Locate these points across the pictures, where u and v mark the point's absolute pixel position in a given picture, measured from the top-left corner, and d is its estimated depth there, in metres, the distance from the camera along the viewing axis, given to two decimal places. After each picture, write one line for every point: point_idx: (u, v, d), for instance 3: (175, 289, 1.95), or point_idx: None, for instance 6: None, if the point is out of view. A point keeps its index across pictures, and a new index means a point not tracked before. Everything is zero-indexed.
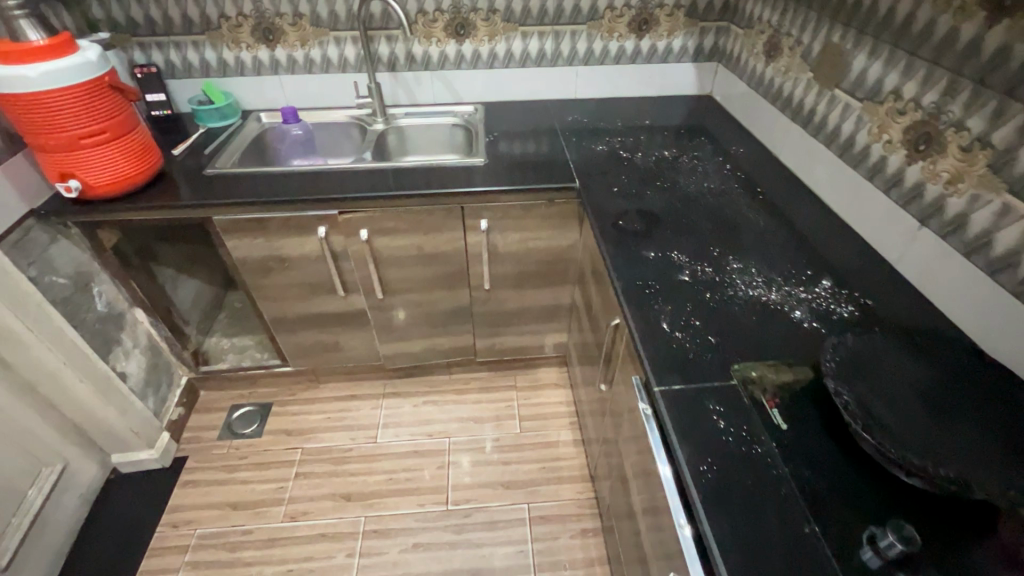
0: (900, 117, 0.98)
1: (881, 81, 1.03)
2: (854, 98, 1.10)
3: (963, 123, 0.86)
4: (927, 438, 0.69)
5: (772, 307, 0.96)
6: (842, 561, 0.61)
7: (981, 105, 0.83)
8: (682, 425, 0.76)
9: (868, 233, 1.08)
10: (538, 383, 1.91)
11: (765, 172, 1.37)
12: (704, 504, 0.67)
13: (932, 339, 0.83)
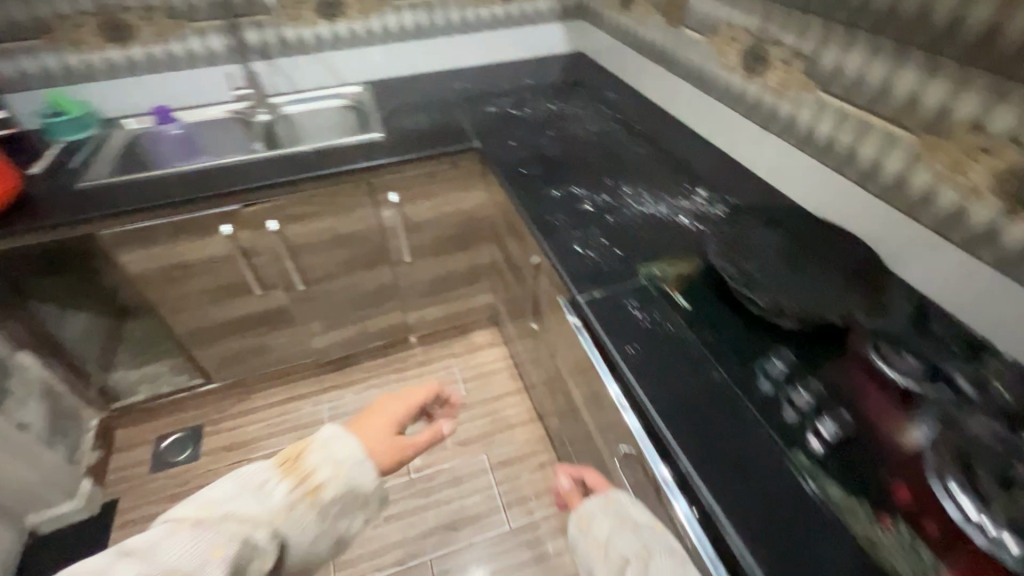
0: (734, 41, 1.16)
1: (715, 13, 1.21)
2: (697, 32, 1.27)
3: (779, 38, 1.05)
4: (791, 289, 0.86)
5: (663, 218, 1.11)
6: (745, 391, 0.76)
7: (790, 20, 1.02)
8: (606, 322, 0.89)
9: (726, 147, 1.27)
10: (475, 345, 1.99)
11: (638, 110, 1.54)
12: (635, 375, 0.80)
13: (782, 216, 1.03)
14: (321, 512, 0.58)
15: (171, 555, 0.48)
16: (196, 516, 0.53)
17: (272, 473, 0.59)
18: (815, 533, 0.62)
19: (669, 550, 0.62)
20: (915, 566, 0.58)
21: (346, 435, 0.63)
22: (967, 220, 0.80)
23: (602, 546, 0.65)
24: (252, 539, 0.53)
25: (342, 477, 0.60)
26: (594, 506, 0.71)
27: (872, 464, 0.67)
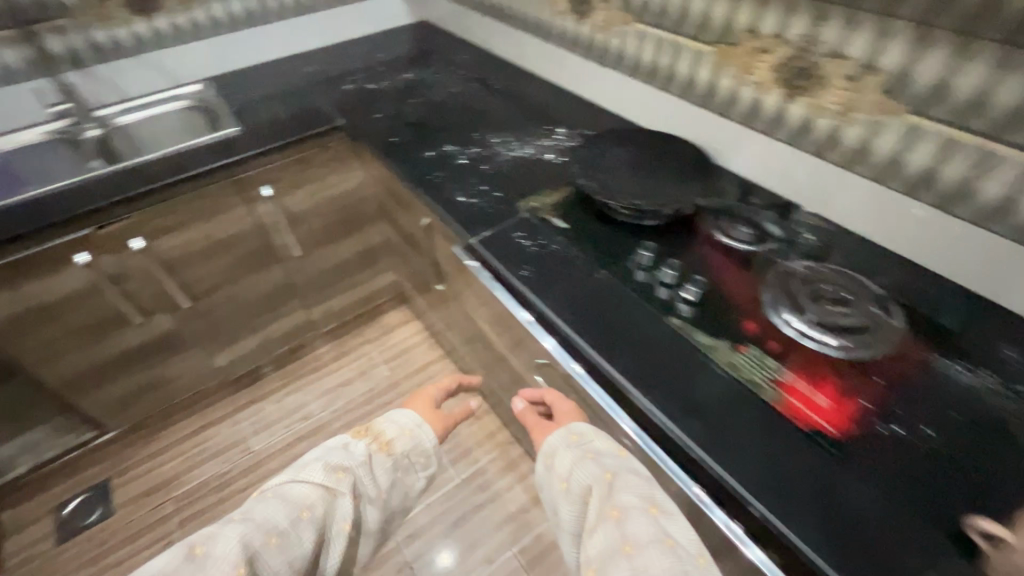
0: None
1: None
2: None
3: None
4: (645, 191, 1.01)
5: (532, 158, 1.21)
6: (625, 282, 0.90)
7: None
8: (499, 254, 0.98)
9: (574, 87, 1.39)
10: (387, 326, 2.00)
11: (492, 67, 1.61)
12: (534, 293, 0.90)
13: (630, 133, 1.16)
14: (392, 463, 0.83)
15: (282, 508, 0.70)
16: (292, 476, 0.74)
17: (349, 440, 0.82)
18: (694, 371, 0.77)
19: (632, 472, 0.70)
20: (767, 373, 0.75)
21: (402, 412, 0.89)
22: (762, 109, 0.99)
23: (567, 479, 0.72)
24: (340, 488, 0.75)
25: (406, 437, 0.85)
26: (556, 443, 0.76)
27: (726, 310, 0.84)
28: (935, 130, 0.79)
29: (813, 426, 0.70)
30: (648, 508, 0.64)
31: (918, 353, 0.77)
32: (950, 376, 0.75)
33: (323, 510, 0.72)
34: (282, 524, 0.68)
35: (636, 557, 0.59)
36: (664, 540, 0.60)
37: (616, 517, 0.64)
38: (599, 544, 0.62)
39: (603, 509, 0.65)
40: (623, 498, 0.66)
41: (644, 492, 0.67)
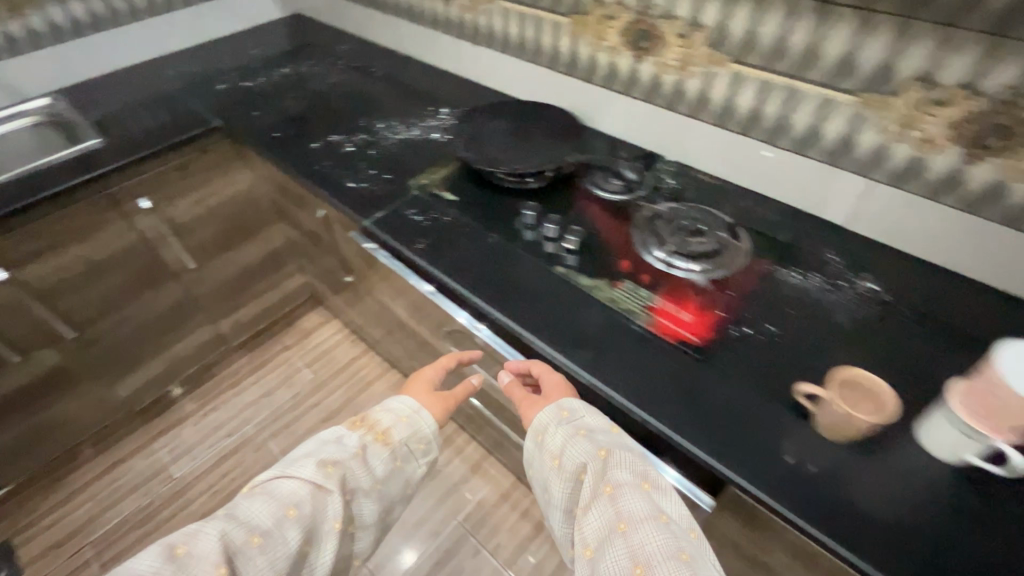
0: None
1: None
2: None
3: None
4: (524, 157, 1.08)
5: (418, 139, 1.25)
6: (514, 242, 0.97)
7: None
8: (394, 233, 1.01)
9: (454, 68, 1.44)
10: (305, 331, 1.96)
11: (371, 55, 1.61)
12: (430, 263, 0.95)
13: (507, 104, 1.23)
14: (390, 453, 0.78)
15: (267, 507, 0.67)
16: (283, 472, 0.71)
17: (343, 431, 0.79)
18: (579, 310, 0.86)
19: (625, 448, 0.69)
20: (640, 302, 0.86)
21: (400, 398, 0.85)
22: (618, 71, 1.12)
23: (559, 456, 0.70)
24: (328, 485, 0.71)
25: (403, 425, 0.81)
26: (547, 420, 0.74)
27: (604, 254, 0.94)
28: (751, 76, 0.93)
29: (680, 339, 0.81)
30: (642, 484, 0.64)
31: (762, 267, 0.90)
32: (789, 281, 0.88)
33: (311, 508, 0.69)
34: (265, 523, 0.66)
35: (631, 534, 0.59)
36: (659, 515, 0.61)
37: (611, 494, 0.64)
38: (595, 522, 0.62)
39: (597, 485, 0.65)
40: (618, 475, 0.65)
41: (637, 468, 0.66)
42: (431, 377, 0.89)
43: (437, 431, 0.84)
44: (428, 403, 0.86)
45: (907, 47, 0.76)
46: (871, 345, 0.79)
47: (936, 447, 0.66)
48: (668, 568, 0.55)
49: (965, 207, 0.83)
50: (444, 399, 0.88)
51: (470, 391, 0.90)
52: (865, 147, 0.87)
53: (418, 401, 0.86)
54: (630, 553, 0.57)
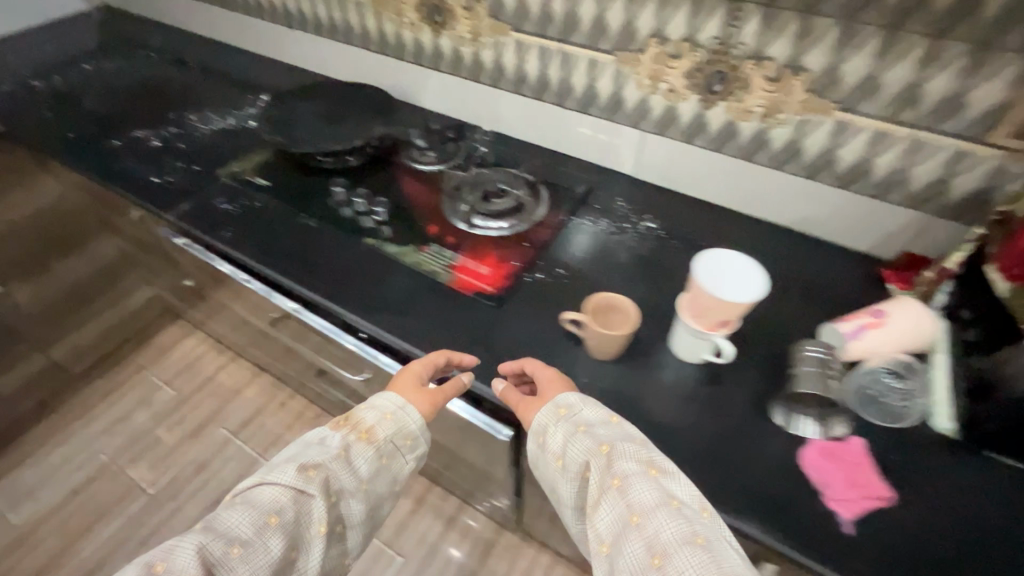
0: None
1: None
2: None
3: None
4: (335, 135, 1.08)
5: (233, 128, 1.21)
6: (328, 221, 0.99)
7: None
8: (201, 225, 0.98)
9: (278, 55, 1.41)
10: (162, 348, 1.82)
11: (190, 45, 1.53)
12: (239, 250, 0.94)
13: (324, 86, 1.23)
14: (376, 452, 0.65)
15: (247, 516, 0.55)
16: (261, 477, 0.59)
17: (326, 431, 0.66)
18: (386, 275, 0.89)
19: (627, 437, 0.61)
20: (444, 262, 0.91)
21: (385, 392, 0.71)
22: (423, 47, 1.15)
23: (560, 456, 0.63)
24: (310, 489, 0.59)
25: (389, 422, 0.67)
26: (541, 420, 0.66)
27: (413, 223, 0.98)
28: (531, 43, 1.00)
29: (477, 290, 0.87)
30: (650, 471, 0.57)
31: (557, 218, 0.99)
32: (579, 228, 0.98)
33: (295, 514, 0.57)
34: (245, 532, 0.54)
35: (646, 526, 0.53)
36: (669, 501, 0.54)
37: (619, 487, 0.56)
38: (605, 520, 0.56)
39: (602, 479, 0.58)
40: (625, 465, 0.57)
41: (643, 455, 0.58)
42: (420, 370, 0.72)
43: (425, 428, 0.70)
44: (412, 399, 0.70)
45: (639, 7, 0.86)
46: (640, 277, 0.90)
47: (682, 352, 0.77)
48: (689, 558, 0.49)
49: (713, 148, 0.95)
50: (433, 395, 0.71)
51: (462, 390, 0.74)
52: (631, 101, 0.97)
53: (405, 396, 0.70)
54: (648, 550, 0.51)
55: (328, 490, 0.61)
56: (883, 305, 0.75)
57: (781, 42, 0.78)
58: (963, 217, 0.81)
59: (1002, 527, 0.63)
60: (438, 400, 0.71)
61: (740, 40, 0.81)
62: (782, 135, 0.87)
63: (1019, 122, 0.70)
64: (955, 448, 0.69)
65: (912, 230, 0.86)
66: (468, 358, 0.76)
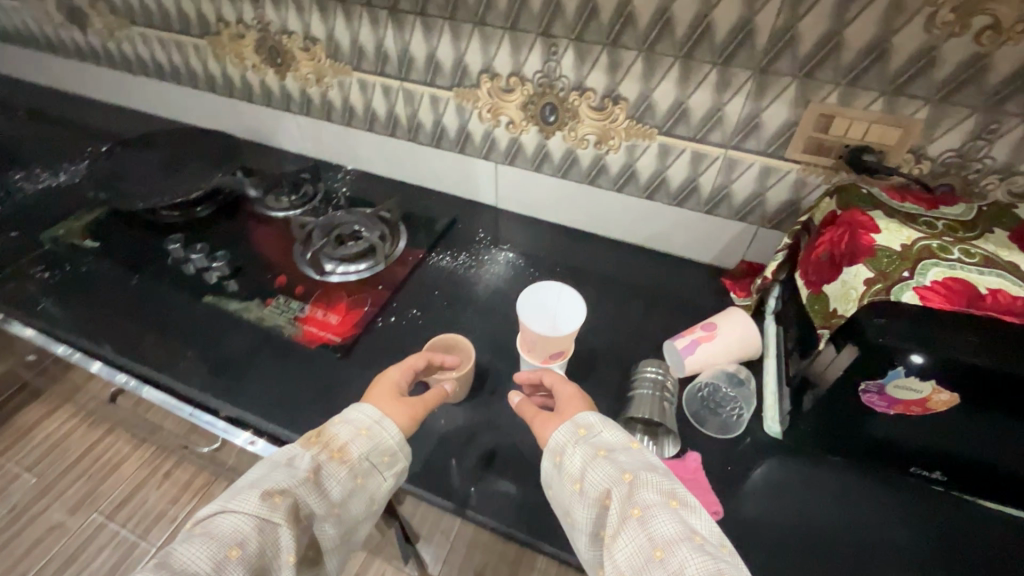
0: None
1: None
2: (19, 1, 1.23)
3: None
4: (173, 186, 1.02)
5: (64, 185, 1.11)
6: (163, 281, 0.92)
7: None
8: (11, 299, 0.88)
9: (124, 101, 1.32)
10: (23, 429, 1.61)
11: (25, 95, 1.40)
12: (53, 324, 0.85)
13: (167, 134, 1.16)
14: (350, 472, 0.57)
15: (204, 551, 0.47)
16: (223, 504, 0.51)
17: (295, 451, 0.57)
18: (224, 337, 0.84)
19: (651, 465, 0.54)
20: (290, 314, 0.86)
21: (360, 404, 0.62)
22: (271, 89, 1.11)
23: (577, 479, 0.55)
24: (275, 518, 0.51)
25: (364, 438, 0.59)
26: (556, 440, 0.58)
27: (261, 276, 0.93)
28: (373, 81, 0.99)
29: (323, 341, 0.83)
30: (671, 500, 0.51)
31: (415, 255, 0.97)
32: (438, 265, 0.97)
33: (258, 545, 0.50)
34: (203, 570, 0.47)
35: (671, 561, 0.46)
36: (693, 536, 0.48)
37: (640, 518, 0.49)
38: (624, 553, 0.49)
39: (622, 507, 0.51)
40: (648, 495, 0.50)
41: (666, 484, 0.52)
42: (398, 379, 0.65)
43: (405, 444, 0.62)
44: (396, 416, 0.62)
45: (464, 44, 0.86)
46: (496, 310, 0.90)
47: None
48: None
49: (559, 175, 0.97)
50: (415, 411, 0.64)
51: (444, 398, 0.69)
52: (477, 134, 0.98)
53: (383, 409, 0.62)
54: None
55: (297, 516, 0.53)
56: (713, 319, 0.78)
57: (597, 73, 0.81)
58: (781, 227, 0.87)
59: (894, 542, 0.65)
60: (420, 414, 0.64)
61: (560, 73, 0.83)
62: (616, 159, 0.90)
63: (807, 139, 0.75)
64: (783, 451, 0.73)
65: (744, 240, 0.91)
66: (450, 360, 0.72)
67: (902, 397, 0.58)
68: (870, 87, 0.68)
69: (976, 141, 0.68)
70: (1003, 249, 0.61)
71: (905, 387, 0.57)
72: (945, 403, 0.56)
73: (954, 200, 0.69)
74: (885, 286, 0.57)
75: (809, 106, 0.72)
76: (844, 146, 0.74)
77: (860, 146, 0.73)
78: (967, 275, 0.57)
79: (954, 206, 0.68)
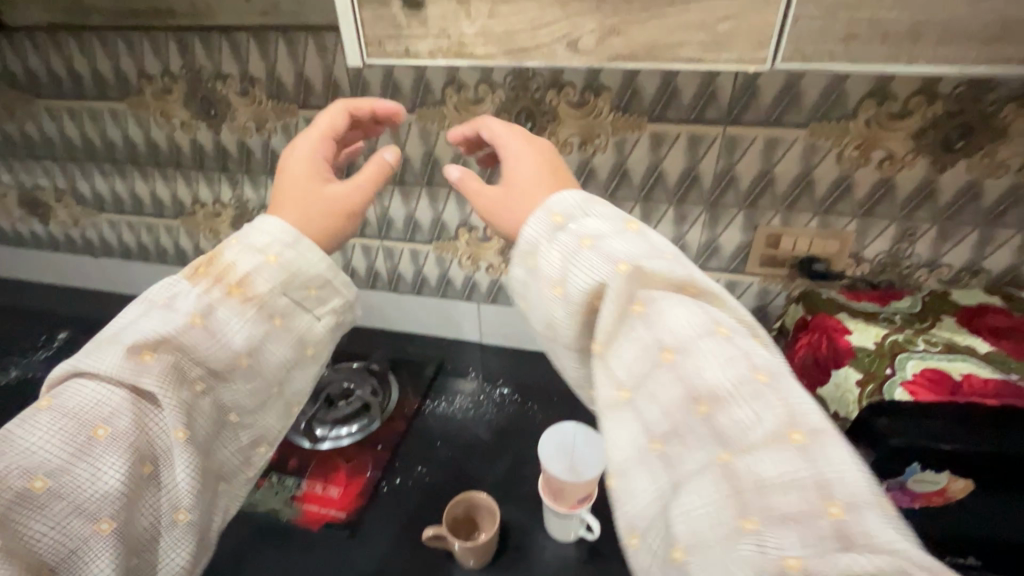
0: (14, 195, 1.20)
1: None
2: None
3: (51, 185, 1.16)
4: None
5: (16, 382, 1.04)
6: None
7: (45, 168, 1.13)
8: None
9: (82, 283, 1.30)
10: None
11: None
12: None
13: None
14: (258, 313, 0.49)
15: (55, 431, 0.41)
16: (85, 363, 0.44)
17: (177, 290, 0.48)
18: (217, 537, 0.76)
19: (654, 250, 0.44)
20: (284, 495, 0.80)
21: (266, 219, 0.52)
22: None
23: (559, 282, 0.44)
24: (144, 382, 0.43)
25: (271, 267, 0.50)
26: (529, 232, 0.47)
27: None
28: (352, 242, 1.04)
29: (327, 520, 0.77)
30: (686, 292, 0.43)
31: (411, 405, 0.96)
32: (435, 412, 0.95)
33: (129, 420, 0.42)
34: (54, 457, 0.40)
35: (684, 365, 0.39)
36: (714, 329, 0.41)
37: (643, 314, 0.42)
38: (627, 358, 0.41)
39: (622, 304, 0.42)
40: (653, 289, 0.43)
41: (677, 273, 0.43)
42: (310, 164, 0.55)
43: (334, 269, 0.53)
44: (326, 228, 0.54)
45: (441, 204, 0.94)
46: (500, 452, 0.88)
47: (558, 533, 0.74)
48: (746, 397, 0.37)
49: None
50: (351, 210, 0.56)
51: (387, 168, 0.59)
52: (458, 278, 1.03)
53: (293, 213, 0.53)
54: (696, 406, 0.38)
55: (185, 377, 0.45)
56: None
57: None
58: None
59: None
60: (362, 205, 0.57)
61: None
62: None
63: (761, 255, 0.85)
64: None
65: None
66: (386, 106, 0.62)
67: (924, 490, 0.60)
68: (805, 210, 0.79)
69: (901, 244, 0.79)
70: (957, 334, 0.69)
71: (924, 480, 0.59)
72: (962, 490, 0.59)
73: (899, 294, 0.78)
74: (877, 385, 0.63)
75: (757, 229, 0.82)
76: (795, 259, 0.84)
77: (808, 258, 0.83)
78: (938, 364, 0.64)
79: (902, 299, 0.77)
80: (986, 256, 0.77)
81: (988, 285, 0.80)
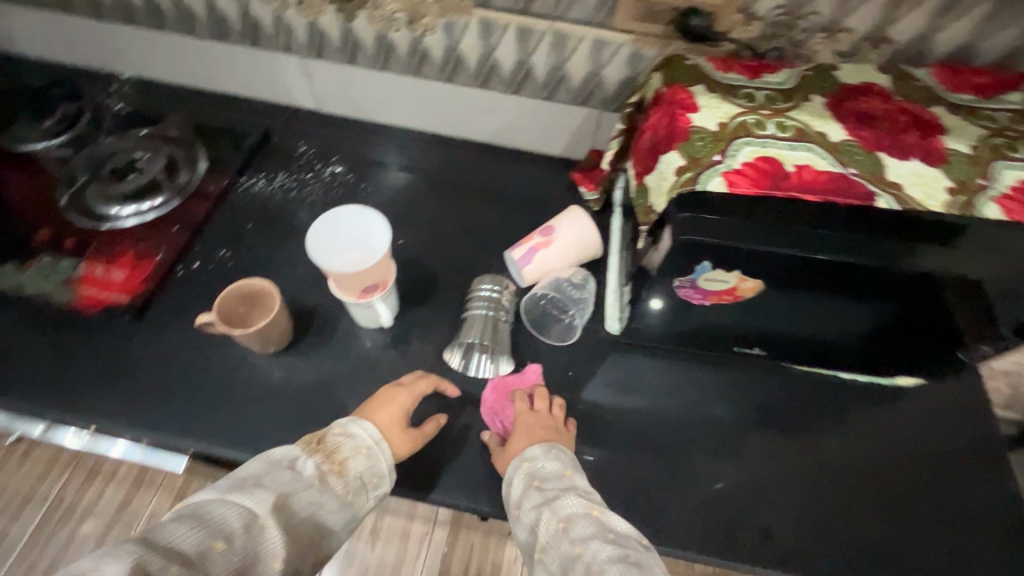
0: None
1: None
2: None
3: None
4: None
5: None
6: None
7: None
8: None
9: None
10: None
11: None
12: None
13: None
14: (342, 492, 0.49)
15: (201, 529, 0.38)
16: (217, 492, 0.42)
17: (297, 453, 0.49)
18: None
19: (578, 488, 0.51)
20: (58, 277, 0.72)
21: (360, 420, 0.54)
22: None
23: (516, 508, 0.52)
24: (268, 521, 0.42)
25: (361, 458, 0.51)
26: (508, 473, 0.56)
27: (17, 229, 0.75)
28: None
29: (106, 304, 0.71)
30: (593, 509, 0.48)
31: (218, 182, 0.81)
32: (249, 190, 0.82)
33: (247, 541, 0.40)
34: (193, 547, 0.37)
35: (585, 552, 0.44)
36: (608, 533, 0.46)
37: (561, 527, 0.47)
38: (549, 559, 0.46)
39: (546, 520, 0.48)
40: (572, 505, 0.48)
41: (589, 498, 0.50)
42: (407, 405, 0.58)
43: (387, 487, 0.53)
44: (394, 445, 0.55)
45: None
46: None
47: (362, 321, 0.70)
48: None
49: (379, 67, 0.82)
50: (418, 429, 0.57)
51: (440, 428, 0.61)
52: (266, 20, 0.78)
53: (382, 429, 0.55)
54: None
55: (287, 520, 0.44)
56: (551, 222, 0.73)
57: None
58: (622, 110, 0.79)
59: (730, 415, 0.69)
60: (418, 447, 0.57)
61: None
62: (436, 43, 0.76)
63: (634, 3, 0.65)
64: (628, 346, 0.73)
65: (589, 126, 0.83)
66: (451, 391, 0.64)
67: (711, 288, 0.56)
68: None
69: None
70: (818, 118, 0.58)
71: (714, 279, 0.55)
72: (751, 290, 0.56)
73: (778, 66, 0.64)
74: (694, 174, 0.53)
75: None
76: (672, 10, 0.65)
77: (687, 9, 0.64)
78: (777, 152, 0.54)
79: (778, 72, 0.62)
80: (895, 19, 0.62)
81: (888, 60, 0.66)
